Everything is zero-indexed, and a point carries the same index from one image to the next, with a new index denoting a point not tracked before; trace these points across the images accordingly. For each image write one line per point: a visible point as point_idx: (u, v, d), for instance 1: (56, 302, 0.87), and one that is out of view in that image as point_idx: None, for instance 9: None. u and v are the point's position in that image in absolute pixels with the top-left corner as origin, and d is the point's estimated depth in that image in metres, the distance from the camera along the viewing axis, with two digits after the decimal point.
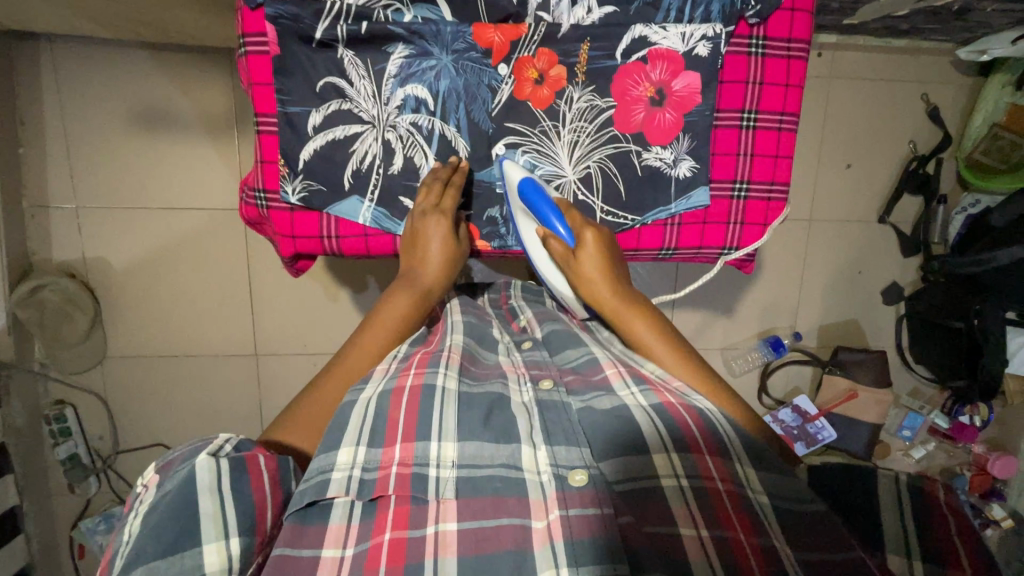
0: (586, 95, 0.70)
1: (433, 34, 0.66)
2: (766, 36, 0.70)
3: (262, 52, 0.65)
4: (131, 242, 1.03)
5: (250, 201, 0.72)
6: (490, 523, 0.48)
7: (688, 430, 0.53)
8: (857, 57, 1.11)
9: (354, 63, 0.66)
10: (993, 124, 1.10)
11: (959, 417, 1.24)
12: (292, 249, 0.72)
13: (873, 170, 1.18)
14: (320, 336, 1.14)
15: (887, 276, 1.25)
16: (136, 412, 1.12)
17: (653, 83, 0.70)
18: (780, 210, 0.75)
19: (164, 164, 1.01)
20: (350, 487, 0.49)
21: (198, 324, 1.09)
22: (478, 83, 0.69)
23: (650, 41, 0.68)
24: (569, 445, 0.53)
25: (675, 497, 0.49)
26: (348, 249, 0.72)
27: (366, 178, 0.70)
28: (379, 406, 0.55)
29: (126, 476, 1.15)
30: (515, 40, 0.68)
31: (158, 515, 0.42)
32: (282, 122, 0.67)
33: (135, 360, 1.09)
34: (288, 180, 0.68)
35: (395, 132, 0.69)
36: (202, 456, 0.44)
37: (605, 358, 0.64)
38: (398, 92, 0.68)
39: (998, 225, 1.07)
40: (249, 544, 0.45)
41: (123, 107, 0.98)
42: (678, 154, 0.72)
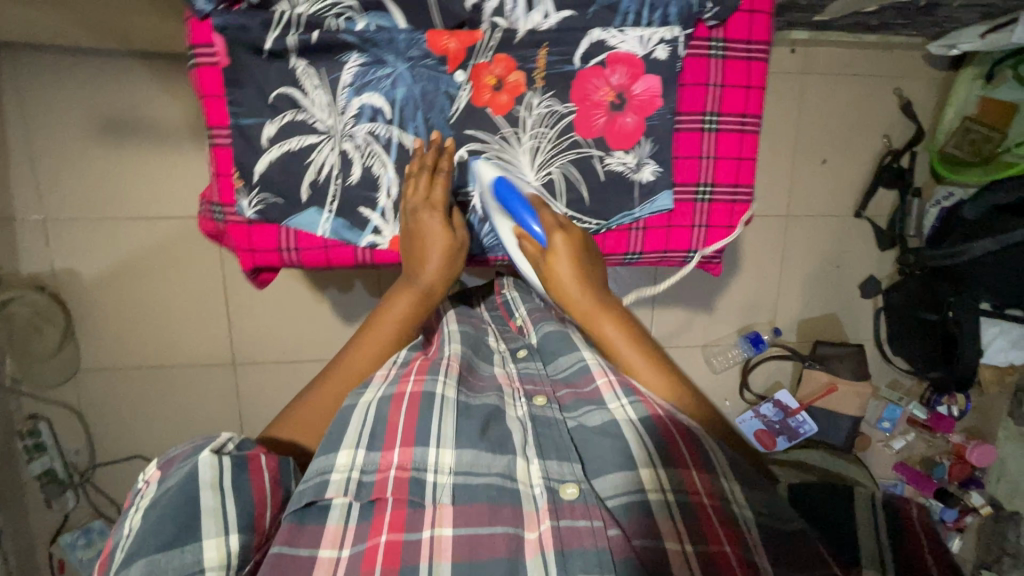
0: (545, 100, 0.70)
1: (386, 41, 0.66)
2: (726, 37, 0.71)
3: (212, 64, 0.65)
4: (101, 253, 1.01)
5: (209, 214, 0.73)
6: (485, 531, 0.50)
7: (674, 441, 0.56)
8: (828, 53, 1.11)
9: (307, 74, 0.66)
10: (965, 117, 1.11)
11: (937, 407, 1.26)
12: (251, 262, 0.71)
13: (848, 165, 1.18)
14: (299, 343, 1.12)
15: (865, 269, 1.26)
16: (112, 425, 1.10)
17: (613, 87, 0.70)
18: (744, 212, 0.76)
19: (132, 174, 0.99)
20: (349, 487, 0.52)
21: (173, 334, 1.08)
22: (435, 90, 0.68)
23: (608, 45, 0.68)
24: (561, 460, 0.56)
25: (662, 510, 0.51)
26: (308, 262, 0.72)
27: (324, 189, 0.69)
28: (378, 411, 0.57)
29: (104, 489, 1.13)
30: (471, 47, 0.67)
31: (159, 511, 0.46)
32: (236, 135, 0.66)
33: (110, 373, 1.07)
34: (244, 193, 0.68)
35: (353, 142, 0.68)
36: (204, 454, 0.49)
37: (594, 365, 0.65)
38: (353, 101, 0.67)
39: (970, 218, 1.08)
40: (247, 541, 0.48)
41: (87, 116, 0.96)
42: (640, 158, 0.72)
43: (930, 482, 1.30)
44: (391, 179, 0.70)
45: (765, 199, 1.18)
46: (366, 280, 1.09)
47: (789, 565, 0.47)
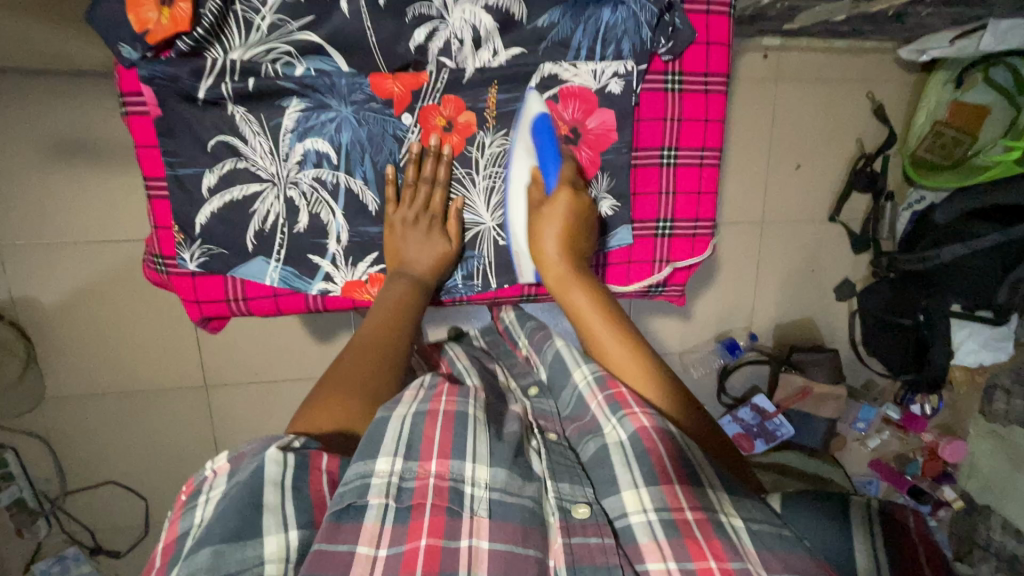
0: (497, 139, 0.77)
1: (327, 86, 0.72)
2: (682, 71, 0.79)
3: (143, 113, 0.71)
4: (61, 279, 0.99)
5: (151, 265, 0.78)
6: (519, 549, 0.52)
7: (660, 458, 0.58)
8: (801, 57, 1.10)
9: (246, 119, 0.72)
10: (936, 121, 1.11)
11: (910, 406, 1.28)
12: (199, 313, 0.79)
13: (822, 169, 1.18)
14: (271, 363, 1.10)
15: (840, 273, 1.26)
16: (81, 452, 1.08)
17: (566, 121, 0.77)
18: (702, 245, 0.84)
19: (89, 196, 0.96)
20: (389, 491, 0.54)
21: (141, 358, 1.05)
22: (382, 133, 0.75)
23: (561, 79, 0.75)
24: (573, 483, 0.60)
25: (643, 532, 0.54)
26: (257, 309, 0.79)
27: (270, 238, 0.76)
28: (414, 424, 0.60)
29: (77, 516, 1.12)
30: (416, 90, 0.74)
31: (227, 505, 0.49)
32: (174, 185, 0.73)
33: (77, 400, 1.05)
34: (186, 247, 0.75)
35: (298, 189, 0.75)
36: (271, 450, 0.52)
37: (586, 388, 0.69)
38: (297, 147, 0.73)
39: (941, 222, 1.10)
40: (305, 535, 0.51)
41: (38, 138, 0.92)
42: (599, 193, 0.80)
43: (903, 480, 1.33)
44: (340, 226, 0.77)
45: (741, 205, 1.17)
46: None
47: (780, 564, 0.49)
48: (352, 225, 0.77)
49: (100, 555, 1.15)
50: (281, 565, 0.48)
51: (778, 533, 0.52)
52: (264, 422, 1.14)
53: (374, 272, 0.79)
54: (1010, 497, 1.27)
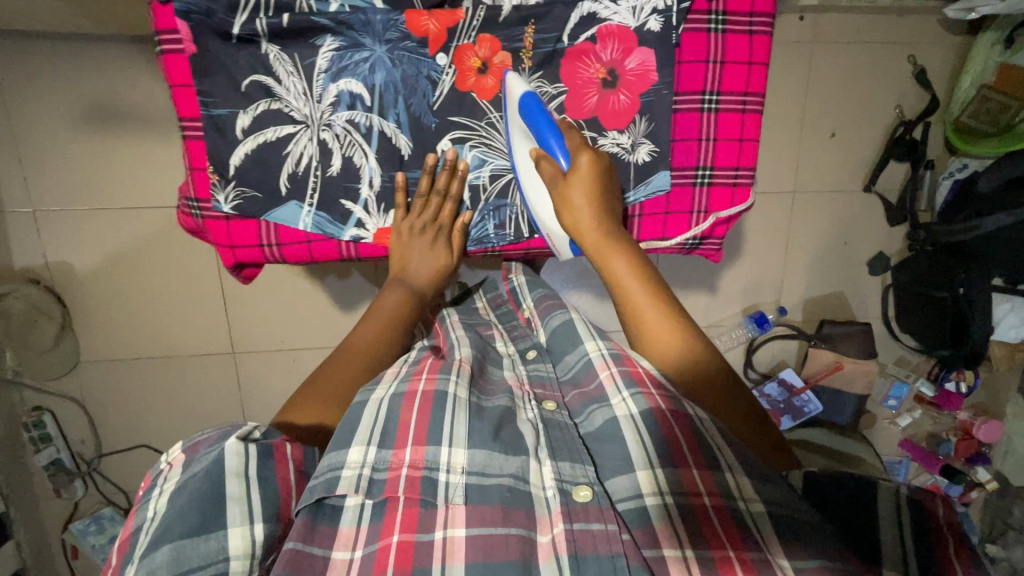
0: (533, 82, 0.73)
1: (362, 23, 0.69)
2: (726, 9, 0.73)
3: (178, 51, 0.68)
4: (93, 244, 1.00)
5: (185, 210, 0.75)
6: (499, 531, 0.53)
7: (677, 442, 0.58)
8: (838, 19, 1.06)
9: (280, 59, 0.69)
10: (982, 86, 1.05)
11: (945, 384, 1.24)
12: (233, 259, 0.75)
13: (856, 136, 1.14)
14: (296, 331, 1.11)
15: (874, 246, 1.22)
16: (114, 416, 1.11)
17: (604, 63, 0.72)
18: (744, 196, 0.78)
19: (120, 162, 0.97)
20: (360, 484, 0.55)
21: (171, 323, 1.07)
22: (416, 74, 0.72)
23: (600, 18, 0.71)
24: (574, 462, 0.59)
25: (660, 515, 0.54)
26: (290, 255, 0.76)
27: (303, 182, 0.73)
28: (389, 408, 0.61)
29: (112, 477, 1.15)
30: (451, 27, 0.70)
31: (186, 499, 0.50)
32: (207, 125, 0.69)
33: (109, 364, 1.08)
34: (220, 188, 0.71)
35: (331, 131, 0.72)
36: (230, 442, 0.53)
37: (597, 359, 0.70)
38: (330, 87, 0.70)
39: (985, 192, 1.04)
40: (270, 529, 0.53)
41: (67, 102, 0.93)
42: (636, 138, 0.75)
43: (936, 460, 1.30)
44: (373, 170, 0.74)
45: (770, 174, 1.14)
46: (358, 269, 1.08)
47: (803, 554, 0.50)
48: (384, 170, 0.75)
49: None
50: (246, 561, 0.50)
51: (808, 520, 0.52)
52: (290, 389, 1.15)
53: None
54: None
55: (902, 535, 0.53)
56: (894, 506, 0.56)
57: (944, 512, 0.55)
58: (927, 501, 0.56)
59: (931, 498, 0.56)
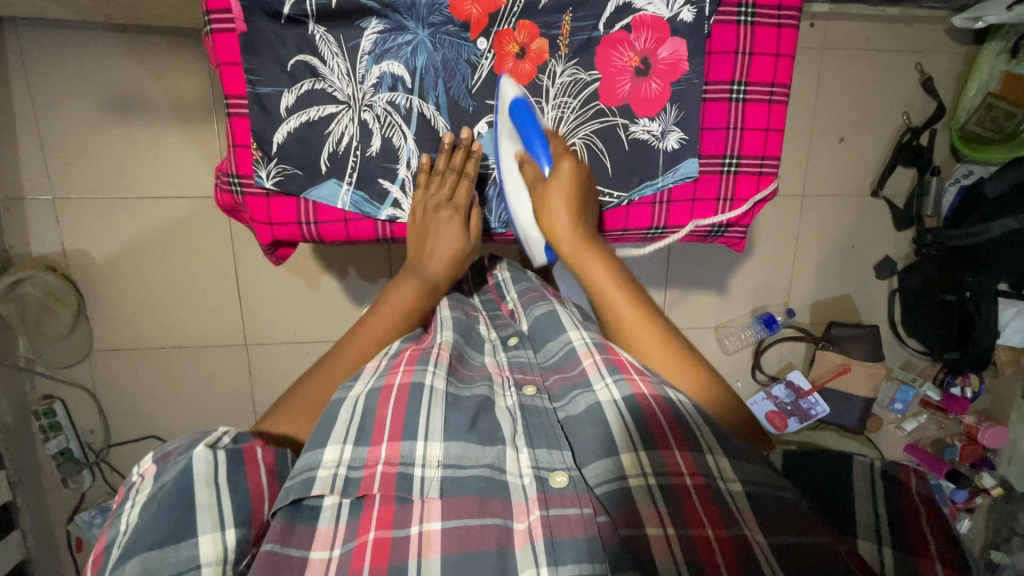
0: (569, 69, 0.74)
1: (407, 8, 0.70)
2: (755, 3, 0.74)
3: (229, 30, 0.67)
4: (112, 233, 1.01)
5: (225, 186, 0.75)
6: (475, 522, 0.50)
7: (658, 424, 0.55)
8: (847, 26, 1.09)
9: (325, 40, 0.69)
10: (987, 93, 1.08)
11: (951, 389, 1.25)
12: (270, 236, 0.75)
13: (866, 141, 1.16)
14: (309, 325, 1.12)
15: (880, 250, 1.24)
16: (125, 406, 1.11)
17: (638, 52, 0.74)
18: (769, 183, 0.79)
19: (144, 151, 0.98)
20: (335, 484, 0.51)
21: (187, 314, 1.07)
22: (457, 58, 0.73)
23: (635, 7, 0.73)
24: (550, 448, 0.56)
25: (642, 496, 0.51)
26: (327, 235, 0.76)
27: (343, 160, 0.73)
28: (366, 405, 0.57)
29: (120, 469, 1.15)
30: (493, 13, 0.72)
31: (155, 507, 0.45)
32: (253, 103, 0.70)
33: (122, 354, 1.08)
34: (263, 165, 0.71)
35: (373, 112, 0.73)
36: (199, 448, 0.47)
37: (580, 346, 0.67)
38: (373, 69, 0.71)
39: (990, 196, 1.06)
40: (244, 534, 0.48)
41: (94, 91, 0.94)
42: (665, 126, 0.76)
43: (942, 465, 1.28)
44: (411, 150, 0.75)
45: (783, 177, 1.16)
46: (374, 264, 1.09)
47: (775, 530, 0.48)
48: (422, 151, 0.75)
49: None
50: (219, 567, 0.45)
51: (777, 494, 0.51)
52: None
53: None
54: None
55: (876, 505, 0.56)
56: (869, 482, 0.58)
57: (916, 483, 0.58)
58: (901, 474, 0.59)
59: (903, 471, 0.59)
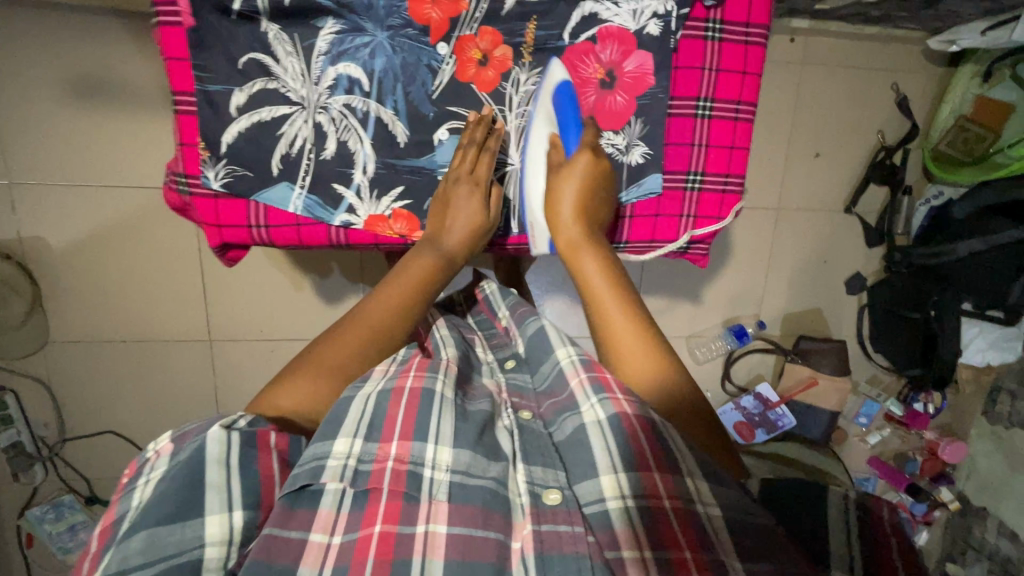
0: (533, 77, 0.74)
1: (364, 8, 0.69)
2: (723, 20, 0.74)
3: (174, 24, 0.66)
4: (71, 221, 0.98)
5: (172, 187, 0.72)
6: (479, 533, 0.48)
7: (639, 444, 0.53)
8: (828, 43, 1.09)
9: (279, 39, 0.68)
10: (960, 116, 1.10)
11: (914, 405, 1.27)
12: (219, 239, 0.73)
13: (841, 157, 1.17)
14: (276, 321, 1.09)
15: (852, 266, 1.25)
16: (82, 399, 1.07)
17: (603, 64, 0.74)
18: (732, 203, 0.79)
19: (104, 138, 0.95)
20: (345, 474, 0.51)
21: (148, 307, 1.05)
22: (416, 62, 0.71)
23: (601, 18, 0.72)
24: (546, 466, 0.55)
25: (619, 518, 0.50)
26: (279, 239, 0.74)
27: (296, 163, 0.72)
28: (378, 403, 0.56)
29: (74, 463, 1.11)
30: (455, 18, 0.71)
31: (166, 483, 0.46)
32: (202, 101, 0.68)
33: (79, 346, 1.04)
34: (210, 165, 0.70)
35: (327, 114, 0.71)
36: (215, 428, 0.49)
37: (568, 366, 0.64)
38: (329, 70, 0.69)
39: (959, 217, 1.08)
40: (251, 517, 0.48)
41: (55, 74, 0.91)
42: (630, 139, 0.76)
43: (903, 478, 1.31)
44: (368, 155, 0.73)
45: (758, 190, 1.16)
46: (344, 262, 1.07)
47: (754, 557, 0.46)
48: (379, 156, 0.73)
49: (95, 505, 1.13)
50: (223, 547, 0.46)
51: (756, 524, 0.49)
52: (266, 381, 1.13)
53: (398, 207, 0.75)
54: (1010, 503, 1.24)
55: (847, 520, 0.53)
56: (842, 511, 0.54)
57: (888, 512, 0.55)
58: (872, 502, 0.55)
59: (876, 499, 0.56)
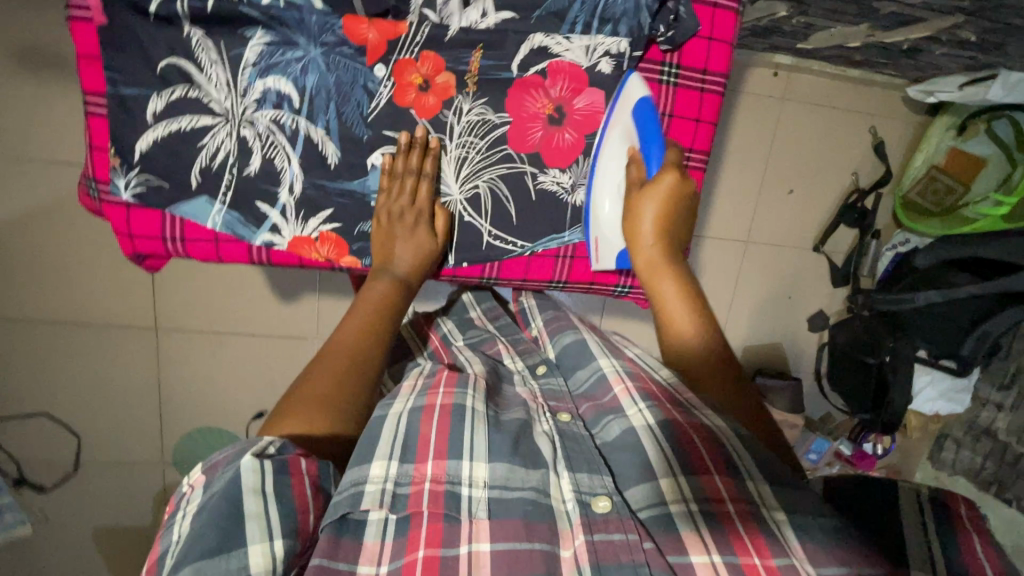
0: (477, 107, 0.72)
1: (296, 21, 0.66)
2: (679, 64, 0.75)
3: (84, 19, 0.62)
4: (8, 196, 0.93)
5: (85, 189, 0.70)
6: (523, 546, 0.48)
7: (697, 449, 0.54)
8: (810, 80, 1.09)
9: (203, 45, 0.65)
10: (932, 166, 1.11)
11: (863, 445, 1.26)
12: (132, 248, 0.71)
13: (815, 196, 1.17)
14: (226, 313, 1.06)
15: (815, 305, 1.25)
16: (15, 381, 1.03)
17: (551, 100, 0.72)
18: None
19: (43, 115, 0.90)
20: (384, 500, 0.50)
21: (88, 291, 1.00)
22: (351, 82, 0.69)
23: (551, 53, 0.71)
24: (591, 472, 0.54)
25: (686, 522, 0.50)
26: (195, 253, 0.71)
27: (217, 177, 0.69)
28: (409, 425, 0.56)
29: (4, 445, 1.06)
30: (393, 39, 0.68)
31: (206, 518, 0.43)
32: (115, 104, 0.65)
33: (12, 326, 1.00)
34: (120, 172, 0.67)
35: (253, 129, 0.68)
36: (248, 457, 0.46)
37: (612, 373, 0.67)
38: (257, 83, 0.67)
39: (920, 267, 1.09)
40: (291, 545, 0.46)
41: (3, 42, 0.87)
42: (576, 178, 0.76)
43: None
44: (295, 174, 0.70)
45: (725, 222, 1.15)
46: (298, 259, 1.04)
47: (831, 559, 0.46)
48: (308, 176, 0.71)
49: (24, 488, 1.08)
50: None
51: (815, 512, 0.49)
52: (214, 373, 1.09)
53: (326, 230, 0.73)
54: None
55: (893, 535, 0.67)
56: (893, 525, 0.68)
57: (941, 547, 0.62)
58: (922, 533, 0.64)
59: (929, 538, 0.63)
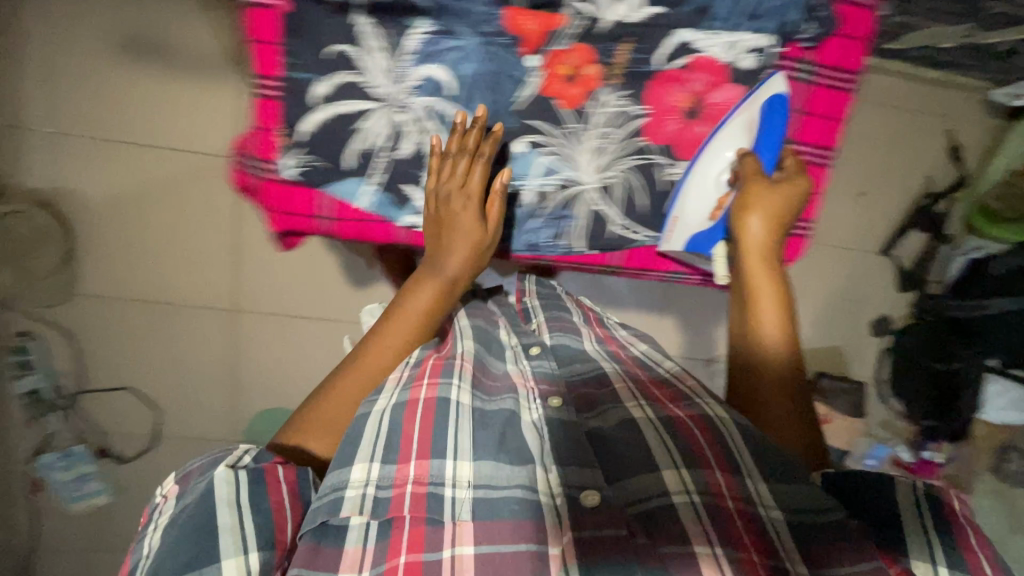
0: (617, 100, 0.80)
1: (461, 13, 0.75)
2: (817, 63, 0.83)
3: (265, 9, 0.74)
4: (132, 177, 1.02)
5: (241, 169, 0.80)
6: (506, 550, 0.52)
7: (701, 447, 0.60)
8: (888, 80, 1.12)
9: (370, 35, 0.75)
10: (1010, 170, 1.09)
11: (924, 453, 1.19)
12: (284, 224, 0.81)
13: (885, 199, 1.18)
14: (303, 300, 1.10)
15: (877, 308, 1.23)
16: (104, 355, 1.07)
17: (688, 94, 0.81)
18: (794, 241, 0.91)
19: (177, 105, 1.01)
20: (364, 504, 0.54)
21: (181, 271, 1.06)
22: (501, 71, 0.78)
23: (695, 48, 0.79)
24: (581, 466, 0.57)
25: (687, 510, 0.55)
26: (342, 230, 0.83)
27: (370, 160, 0.79)
28: (392, 420, 0.61)
29: (87, 416, 1.08)
30: (552, 30, 0.77)
31: (180, 532, 0.50)
32: (288, 88, 0.76)
33: (109, 301, 1.05)
34: (285, 153, 0.78)
35: (408, 112, 0.78)
36: (220, 470, 0.53)
37: (614, 372, 0.71)
38: (415, 69, 0.76)
39: (995, 274, 1.06)
40: (268, 556, 0.52)
41: (159, 49, 1.00)
42: None
43: None
44: None
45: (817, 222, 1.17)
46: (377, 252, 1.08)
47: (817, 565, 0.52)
48: None
49: (105, 458, 1.09)
50: None
51: (807, 497, 0.55)
52: (282, 359, 1.11)
53: None
54: None
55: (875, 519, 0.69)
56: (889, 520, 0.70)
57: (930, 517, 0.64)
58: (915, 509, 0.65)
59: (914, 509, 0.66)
